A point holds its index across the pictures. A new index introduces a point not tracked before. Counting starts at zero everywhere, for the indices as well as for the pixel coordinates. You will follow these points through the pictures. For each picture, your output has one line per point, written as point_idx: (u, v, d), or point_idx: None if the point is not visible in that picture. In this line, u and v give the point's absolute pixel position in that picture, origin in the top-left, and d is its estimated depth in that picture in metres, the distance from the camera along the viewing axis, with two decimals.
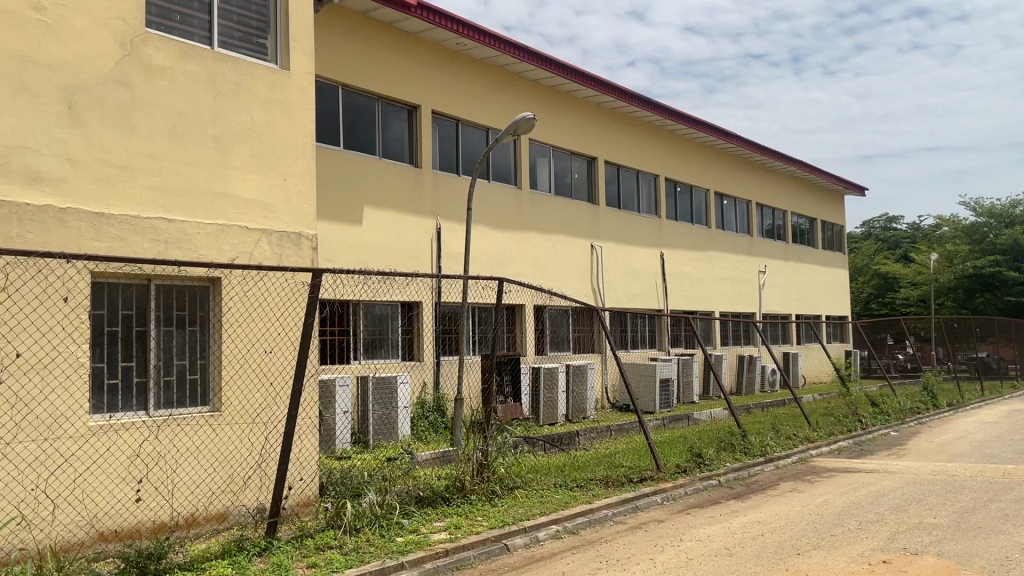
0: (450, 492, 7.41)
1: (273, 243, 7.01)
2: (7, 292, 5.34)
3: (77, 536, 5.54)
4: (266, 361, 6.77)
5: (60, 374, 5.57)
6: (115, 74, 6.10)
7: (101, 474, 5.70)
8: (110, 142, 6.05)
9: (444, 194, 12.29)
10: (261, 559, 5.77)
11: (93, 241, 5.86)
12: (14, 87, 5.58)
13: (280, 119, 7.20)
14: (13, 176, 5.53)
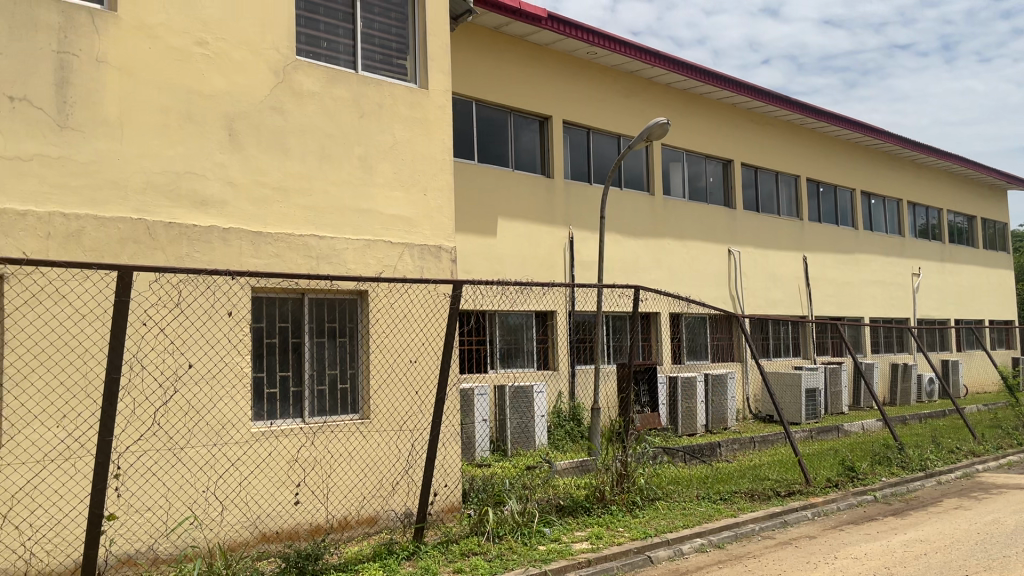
0: (590, 502, 7.39)
1: (415, 257, 7.25)
2: (179, 307, 5.75)
3: (243, 536, 5.91)
4: (412, 370, 7.00)
5: (227, 383, 5.95)
6: (270, 101, 6.49)
7: (263, 478, 6.06)
8: (266, 164, 6.44)
9: (578, 203, 12.31)
10: (409, 563, 5.95)
11: (252, 258, 6.25)
12: (182, 117, 6.02)
13: (420, 136, 7.45)
14: (182, 200, 5.98)
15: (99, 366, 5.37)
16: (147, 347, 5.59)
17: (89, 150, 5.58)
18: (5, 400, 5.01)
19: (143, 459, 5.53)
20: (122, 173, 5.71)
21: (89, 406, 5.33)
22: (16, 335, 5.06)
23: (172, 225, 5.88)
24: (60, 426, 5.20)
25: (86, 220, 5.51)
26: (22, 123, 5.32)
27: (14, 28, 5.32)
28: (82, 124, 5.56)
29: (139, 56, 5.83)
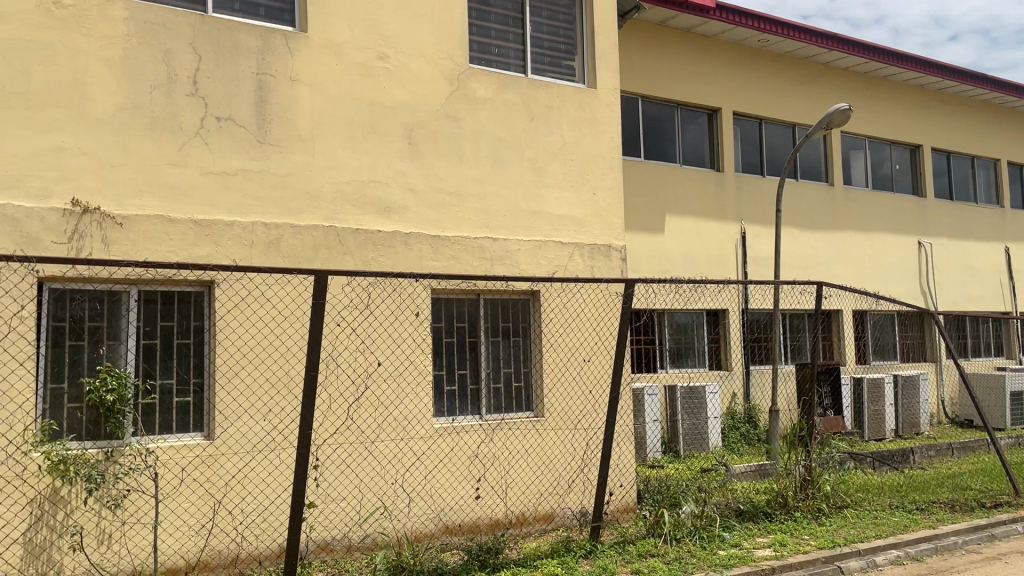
0: (772, 507, 7.11)
1: (585, 257, 7.27)
2: (367, 308, 6.06)
3: (428, 527, 6.18)
4: (585, 369, 7.03)
5: (411, 380, 6.22)
6: (446, 109, 6.73)
7: (446, 472, 6.29)
8: (443, 170, 6.67)
9: (750, 197, 11.89)
10: (588, 561, 5.95)
11: (431, 261, 6.51)
12: (366, 129, 6.36)
13: (590, 136, 7.46)
14: (368, 208, 6.31)
15: (298, 363, 5.77)
16: (339, 346, 5.92)
17: (285, 163, 5.99)
18: (218, 396, 5.48)
19: (337, 451, 5.88)
20: (314, 184, 6.10)
21: (290, 401, 5.74)
22: (226, 335, 5.53)
23: (359, 231, 6.22)
24: (265, 420, 5.63)
25: (283, 229, 5.92)
26: (228, 140, 5.79)
27: (220, 54, 5.81)
28: (279, 139, 5.99)
29: (327, 73, 6.21)
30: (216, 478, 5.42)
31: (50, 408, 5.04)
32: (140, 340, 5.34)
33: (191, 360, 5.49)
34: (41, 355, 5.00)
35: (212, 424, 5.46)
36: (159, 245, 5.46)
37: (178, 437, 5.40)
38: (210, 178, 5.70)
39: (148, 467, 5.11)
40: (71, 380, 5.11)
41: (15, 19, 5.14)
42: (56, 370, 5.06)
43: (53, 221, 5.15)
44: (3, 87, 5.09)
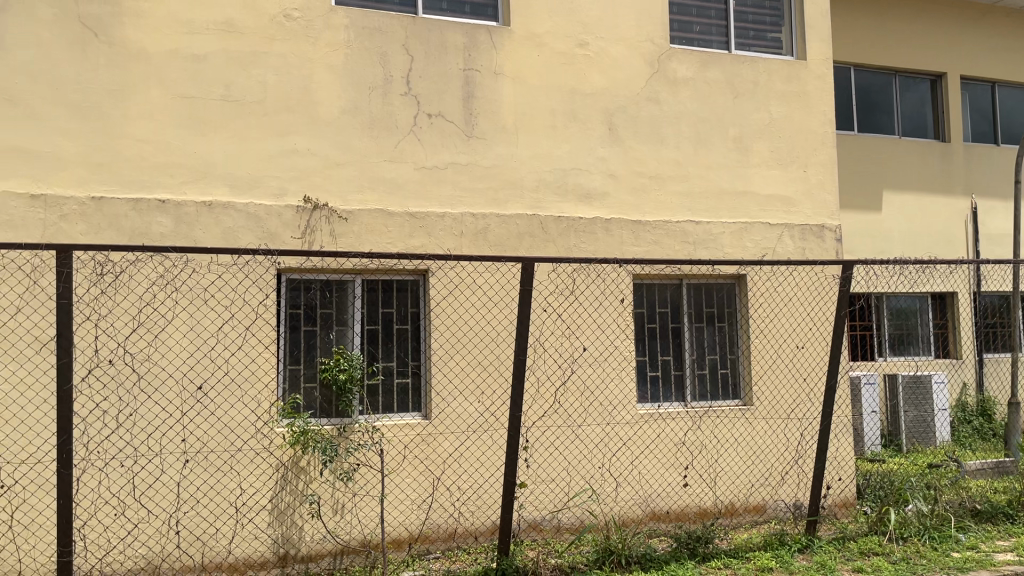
0: (1015, 509, 6.45)
1: (796, 238, 6.94)
2: (573, 294, 6.13)
3: (636, 513, 6.18)
4: (799, 356, 6.72)
5: (616, 366, 6.23)
6: (646, 91, 6.65)
7: (653, 459, 6.26)
8: (644, 154, 6.61)
9: (982, 169, 10.80)
10: (804, 556, 5.69)
11: (633, 247, 6.47)
12: (567, 117, 6.42)
13: (799, 111, 7.09)
14: (569, 195, 6.38)
15: (507, 348, 5.96)
16: (545, 332, 6.05)
17: (491, 154, 6.19)
18: (434, 378, 5.78)
19: (546, 434, 6.01)
20: (518, 174, 6.25)
21: (501, 383, 5.94)
22: (441, 321, 5.81)
23: (561, 219, 6.31)
24: (478, 401, 5.88)
25: (490, 219, 6.12)
26: (438, 135, 6.07)
27: (430, 53, 6.09)
28: (485, 131, 6.19)
29: (530, 64, 6.34)
30: (435, 456, 5.73)
31: (290, 386, 5.52)
32: (365, 325, 5.72)
33: (409, 344, 5.81)
34: (281, 339, 5.49)
35: (429, 404, 5.77)
36: (379, 237, 5.83)
37: (399, 416, 5.74)
38: (422, 173, 6.01)
39: (376, 443, 5.52)
40: (306, 361, 5.57)
41: (253, 34, 5.67)
42: (293, 352, 5.54)
43: (289, 217, 5.64)
44: (244, 98, 5.64)
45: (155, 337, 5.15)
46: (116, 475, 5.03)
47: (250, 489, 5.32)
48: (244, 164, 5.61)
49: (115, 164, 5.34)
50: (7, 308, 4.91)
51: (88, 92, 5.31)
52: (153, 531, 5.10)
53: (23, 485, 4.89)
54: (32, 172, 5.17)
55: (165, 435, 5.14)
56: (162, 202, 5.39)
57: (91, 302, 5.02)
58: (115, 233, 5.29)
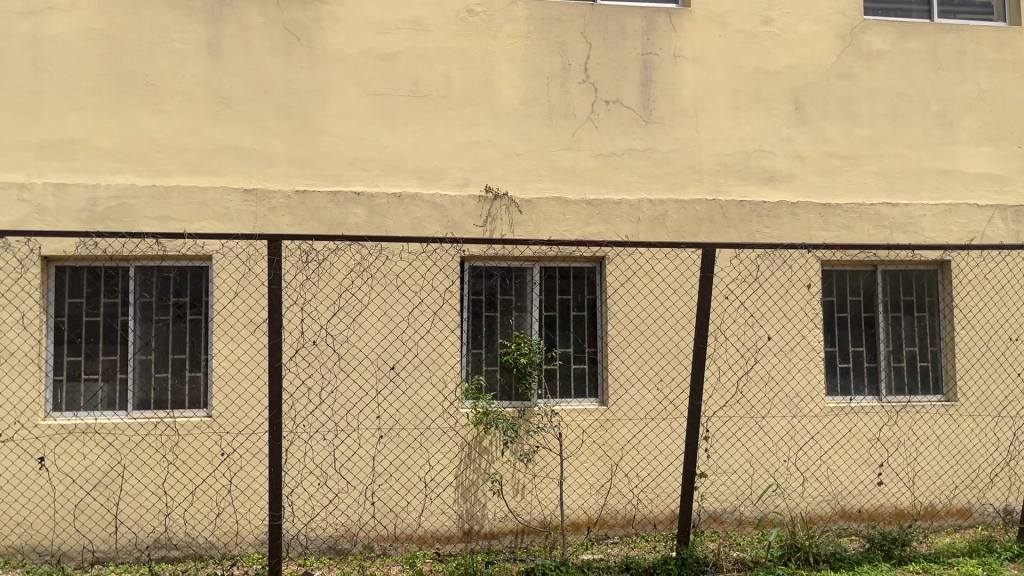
0: None
1: (1009, 220, 6.34)
2: (757, 281, 5.92)
3: (825, 510, 5.92)
4: (1012, 349, 6.15)
5: (803, 356, 5.97)
6: (837, 67, 6.30)
7: (844, 455, 5.96)
8: (834, 134, 6.28)
9: None
10: (1016, 566, 5.23)
11: (821, 232, 6.16)
12: (750, 97, 6.21)
13: (1013, 81, 6.47)
14: (752, 178, 6.18)
15: (687, 336, 5.88)
16: (728, 320, 5.89)
17: (670, 139, 6.10)
18: (612, 364, 5.80)
19: (729, 425, 5.87)
20: (698, 158, 6.13)
21: (680, 370, 5.88)
22: (619, 307, 5.81)
23: (743, 203, 6.10)
24: (657, 389, 5.84)
25: (669, 205, 6.02)
26: (616, 121, 6.06)
27: (609, 40, 6.08)
28: (664, 116, 6.11)
29: (711, 45, 6.18)
30: (614, 442, 5.76)
31: (473, 368, 5.73)
32: (543, 312, 5.83)
33: (586, 331, 5.87)
34: (465, 324, 5.71)
35: (606, 390, 5.80)
36: (557, 225, 5.90)
37: (577, 402, 5.81)
38: (600, 160, 6.02)
39: (555, 427, 5.63)
40: (488, 344, 5.76)
41: (438, 31, 5.90)
42: (476, 336, 5.75)
43: (472, 206, 5.83)
44: (430, 92, 5.89)
45: (352, 320, 5.50)
46: (319, 448, 5.43)
47: (438, 466, 5.58)
48: (431, 157, 5.86)
49: (315, 159, 5.74)
50: (226, 293, 5.42)
51: (293, 93, 5.75)
52: (351, 501, 5.47)
53: (240, 454, 5.39)
54: (245, 169, 5.67)
55: (361, 412, 5.49)
56: (357, 194, 5.73)
57: (297, 287, 5.42)
58: (315, 223, 5.68)
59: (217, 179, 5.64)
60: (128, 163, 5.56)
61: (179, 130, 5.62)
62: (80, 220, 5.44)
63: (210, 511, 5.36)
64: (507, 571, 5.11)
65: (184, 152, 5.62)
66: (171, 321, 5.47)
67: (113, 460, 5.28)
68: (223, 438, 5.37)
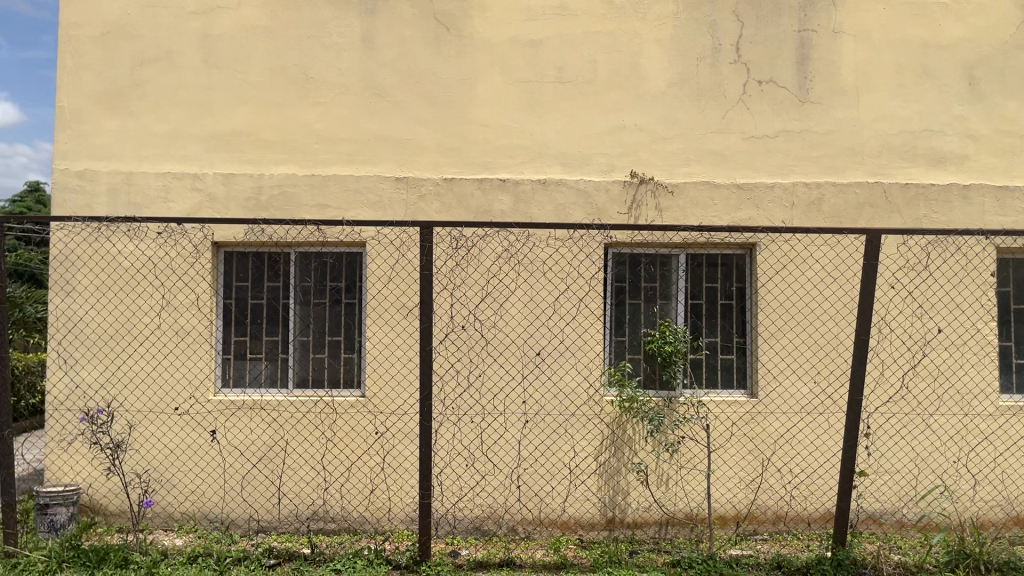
0: None
1: None
2: (925, 269, 5.55)
3: (997, 516, 5.52)
4: None
5: (976, 351, 5.56)
6: (1017, 38, 5.80)
7: (1020, 458, 5.53)
8: (1013, 111, 5.81)
9: None
10: None
11: (997, 217, 5.72)
12: (917, 73, 5.82)
13: None
14: (919, 159, 5.80)
15: (846, 327, 5.59)
16: (891, 311, 5.56)
17: (827, 120, 5.81)
18: (762, 355, 5.60)
19: (891, 421, 5.55)
20: (858, 139, 5.80)
21: (838, 363, 5.60)
22: (771, 296, 5.60)
23: (908, 186, 5.74)
24: (812, 381, 5.59)
25: (826, 189, 5.74)
26: (770, 102, 5.82)
27: (763, 17, 5.82)
28: (822, 96, 5.81)
29: (874, 19, 5.82)
30: (765, 436, 5.57)
31: (616, 356, 5.66)
32: (689, 300, 5.69)
33: (734, 320, 5.69)
34: (608, 311, 5.65)
35: (756, 381, 5.61)
36: (706, 210, 5.74)
37: (726, 393, 5.65)
38: (751, 143, 5.81)
39: (702, 418, 5.47)
40: (631, 332, 5.68)
41: (585, 16, 5.85)
42: (619, 323, 5.68)
43: (617, 192, 5.76)
44: (577, 78, 5.85)
45: (500, 306, 5.56)
46: (467, 430, 5.55)
47: (583, 452, 5.58)
48: (577, 143, 5.83)
49: (463, 147, 5.83)
50: (380, 278, 5.61)
51: (442, 82, 5.85)
52: (498, 484, 5.56)
53: (392, 433, 5.58)
54: (396, 158, 5.83)
55: (507, 397, 5.57)
56: (503, 180, 5.78)
57: (448, 273, 5.54)
58: (463, 211, 5.78)
59: (370, 168, 5.82)
60: (289, 154, 5.83)
61: (336, 121, 5.84)
62: (246, 208, 5.78)
63: (365, 487, 5.58)
64: (653, 563, 5.04)
65: (340, 142, 5.83)
66: (327, 304, 5.70)
67: (275, 435, 5.59)
68: (376, 417, 5.58)
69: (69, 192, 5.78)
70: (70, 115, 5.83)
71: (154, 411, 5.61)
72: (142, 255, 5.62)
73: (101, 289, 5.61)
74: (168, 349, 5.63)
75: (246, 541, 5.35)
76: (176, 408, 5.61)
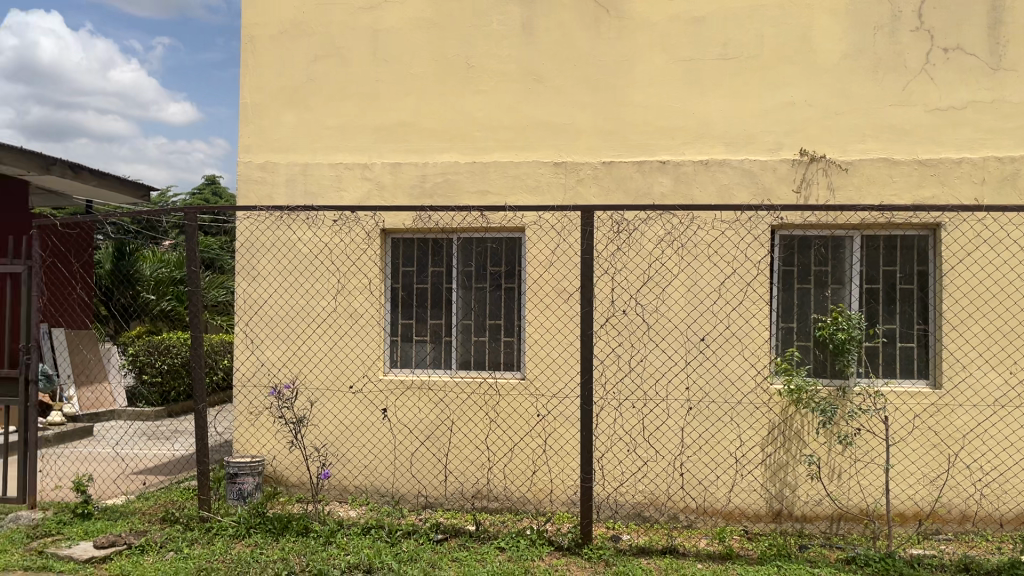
0: None
1: None
2: None
3: None
4: None
5: None
6: None
7: None
8: None
9: None
10: None
11: None
12: None
13: None
14: None
15: None
16: None
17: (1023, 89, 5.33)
18: (947, 343, 5.23)
19: None
20: None
21: None
22: (958, 281, 5.22)
23: None
24: (1005, 372, 5.18)
25: (1021, 163, 5.30)
26: (956, 71, 5.40)
27: None
28: (1017, 62, 5.34)
29: None
30: (951, 429, 5.21)
31: (782, 344, 5.45)
32: (864, 285, 5.38)
33: (916, 305, 5.34)
34: (775, 296, 5.43)
35: (940, 372, 5.25)
36: (884, 189, 5.42)
37: (905, 383, 5.32)
38: (935, 116, 5.42)
39: (879, 410, 5.21)
40: (799, 318, 5.44)
41: None
42: (787, 309, 5.45)
43: (784, 171, 5.52)
44: (742, 54, 5.64)
45: (663, 291, 5.48)
46: (628, 415, 5.52)
47: (749, 441, 5.41)
48: (742, 122, 5.63)
49: (623, 130, 5.77)
50: (541, 262, 5.66)
51: (601, 66, 5.80)
52: (661, 471, 5.50)
53: (554, 416, 5.64)
54: (555, 144, 5.85)
55: (671, 383, 5.49)
56: (664, 163, 5.68)
57: (609, 257, 5.52)
58: (622, 194, 5.73)
59: (529, 154, 5.87)
60: (451, 143, 5.97)
61: (497, 108, 5.92)
62: (411, 195, 5.98)
63: (527, 468, 5.68)
64: (825, 558, 4.83)
65: (501, 129, 5.91)
66: (489, 289, 5.81)
67: (441, 415, 5.77)
68: (539, 400, 5.65)
69: (252, 183, 6.19)
70: (254, 111, 6.22)
71: (331, 389, 5.93)
72: (318, 242, 5.94)
73: (282, 274, 5.99)
74: (342, 331, 5.93)
75: (415, 515, 5.57)
76: (351, 386, 5.90)
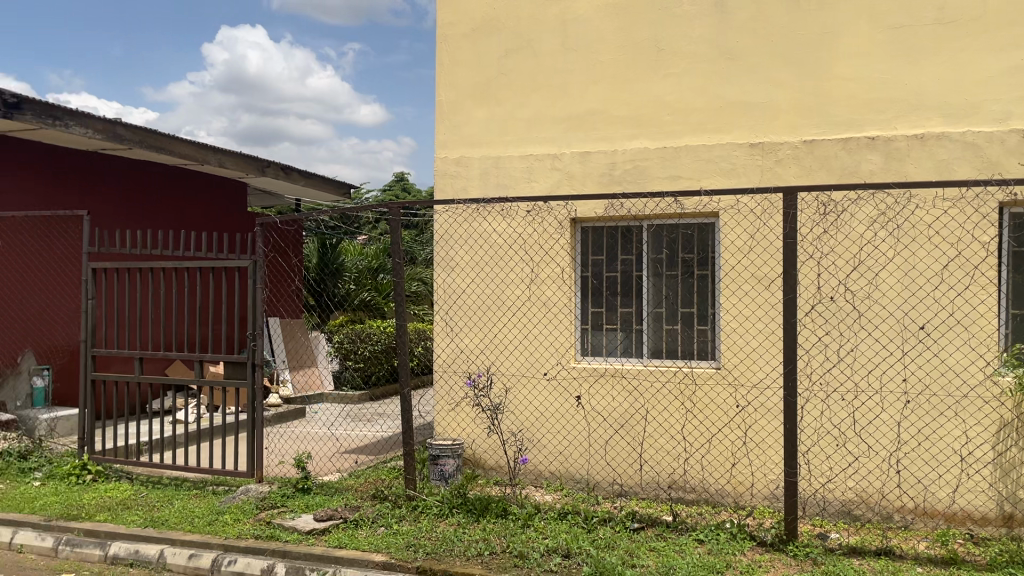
0: None
1: None
2: None
3: None
4: None
5: None
6: None
7: None
8: None
9: None
10: None
11: None
12: None
13: None
14: None
15: None
16: None
17: None
18: None
19: None
20: None
21: None
22: None
23: None
24: None
25: None
26: None
27: None
28: None
29: None
30: None
31: (1014, 333, 4.97)
32: None
33: None
34: (1005, 280, 4.96)
35: None
36: None
37: None
38: None
39: None
40: None
41: None
42: (1019, 294, 4.96)
43: (1015, 142, 5.02)
44: (962, 16, 5.15)
45: (874, 276, 5.15)
46: (836, 408, 5.24)
47: (976, 438, 4.98)
48: (962, 89, 5.16)
49: (827, 107, 5.45)
50: (739, 248, 5.48)
51: (801, 39, 5.51)
52: (874, 468, 5.17)
53: (755, 407, 5.46)
54: (752, 124, 5.62)
55: (883, 374, 5.15)
56: (873, 138, 5.31)
57: (814, 241, 5.25)
58: (826, 173, 5.43)
59: (724, 136, 5.68)
60: (642, 128, 5.89)
61: (689, 91, 5.78)
62: (601, 184, 5.97)
63: (726, 460, 5.54)
64: None
65: (692, 112, 5.76)
66: (680, 276, 5.71)
67: (636, 404, 5.73)
68: (737, 390, 5.48)
69: (448, 177, 6.42)
70: (448, 107, 6.44)
71: (526, 376, 6.05)
72: (513, 233, 6.07)
73: (479, 264, 6.18)
74: (535, 319, 6.03)
75: (610, 503, 5.58)
76: (545, 373, 5.99)
